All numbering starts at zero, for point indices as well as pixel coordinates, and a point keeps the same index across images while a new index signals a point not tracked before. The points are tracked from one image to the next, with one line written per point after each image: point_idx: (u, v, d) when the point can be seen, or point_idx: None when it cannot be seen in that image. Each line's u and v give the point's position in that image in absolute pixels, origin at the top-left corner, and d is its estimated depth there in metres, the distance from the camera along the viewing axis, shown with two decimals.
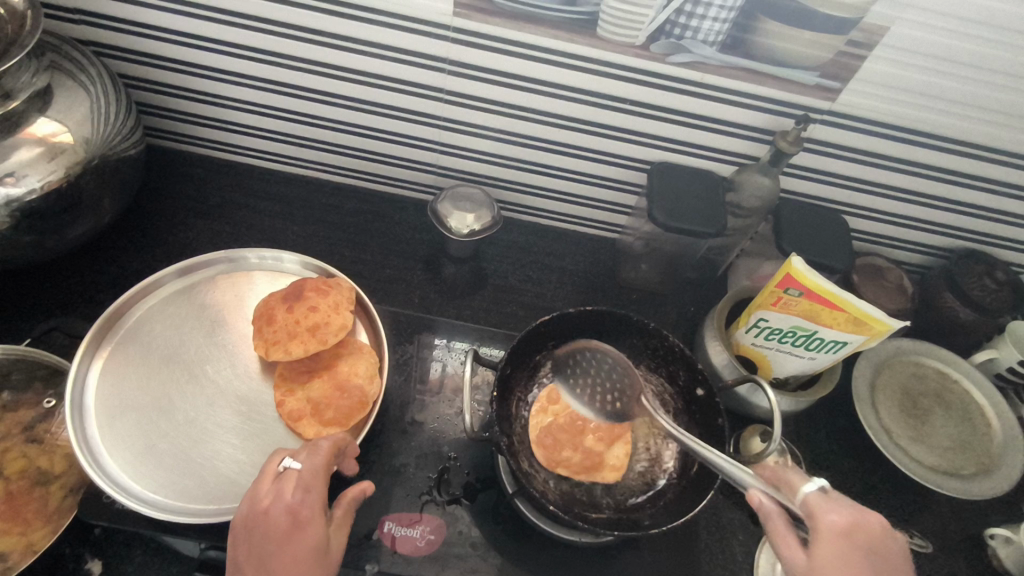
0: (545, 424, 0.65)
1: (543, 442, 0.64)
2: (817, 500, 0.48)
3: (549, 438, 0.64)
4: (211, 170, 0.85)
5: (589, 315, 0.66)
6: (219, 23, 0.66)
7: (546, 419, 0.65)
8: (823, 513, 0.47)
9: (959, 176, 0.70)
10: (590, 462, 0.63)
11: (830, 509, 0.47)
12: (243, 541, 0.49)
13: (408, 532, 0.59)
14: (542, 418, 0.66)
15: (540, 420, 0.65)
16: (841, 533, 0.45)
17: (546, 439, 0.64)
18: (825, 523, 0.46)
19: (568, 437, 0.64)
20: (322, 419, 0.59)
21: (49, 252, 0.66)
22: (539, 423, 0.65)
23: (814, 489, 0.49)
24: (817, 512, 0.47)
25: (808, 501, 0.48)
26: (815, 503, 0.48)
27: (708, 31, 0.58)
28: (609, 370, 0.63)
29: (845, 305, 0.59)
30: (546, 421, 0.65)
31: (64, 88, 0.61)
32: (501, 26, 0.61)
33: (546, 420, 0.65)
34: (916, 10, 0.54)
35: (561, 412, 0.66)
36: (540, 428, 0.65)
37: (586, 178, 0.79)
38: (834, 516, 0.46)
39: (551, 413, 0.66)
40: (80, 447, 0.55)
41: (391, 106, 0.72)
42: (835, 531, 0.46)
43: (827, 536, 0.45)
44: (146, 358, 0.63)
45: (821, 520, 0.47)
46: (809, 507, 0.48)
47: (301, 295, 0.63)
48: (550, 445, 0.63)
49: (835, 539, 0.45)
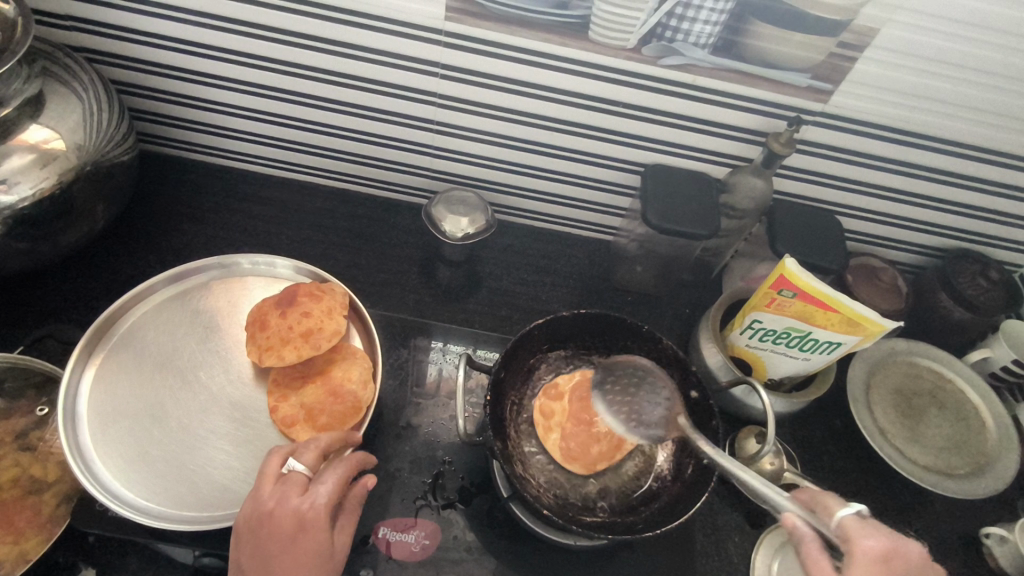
0: (561, 437, 0.64)
1: (570, 454, 0.63)
2: (854, 524, 0.46)
3: (574, 443, 0.63)
4: (204, 175, 0.85)
5: (569, 319, 0.67)
6: (211, 29, 0.66)
7: (559, 435, 0.64)
8: (858, 536, 0.45)
9: (951, 176, 0.70)
10: (615, 439, 0.64)
11: (867, 534, 0.45)
12: (248, 541, 0.49)
13: (403, 537, 0.59)
14: (552, 434, 0.64)
15: (553, 436, 0.64)
16: (876, 559, 0.44)
17: (568, 447, 0.63)
18: (861, 548, 0.45)
19: (584, 434, 0.64)
20: (315, 425, 0.59)
21: (42, 259, 0.66)
22: (555, 439, 0.64)
23: (851, 513, 0.47)
24: (854, 536, 0.46)
25: (844, 525, 0.46)
26: (852, 527, 0.46)
27: (700, 33, 0.59)
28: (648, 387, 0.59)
29: (838, 305, 0.59)
30: (557, 432, 0.64)
31: (56, 95, 0.61)
32: (491, 30, 0.61)
33: (556, 432, 0.64)
34: (906, 12, 0.54)
35: (561, 421, 0.65)
36: (560, 443, 0.64)
37: (580, 181, 0.79)
38: (870, 541, 0.45)
39: (553, 423, 0.65)
40: (72, 455, 0.55)
41: (384, 110, 0.72)
42: (872, 556, 0.44)
43: (863, 561, 0.44)
44: (139, 364, 0.63)
45: (857, 544, 0.45)
46: (845, 530, 0.46)
47: (294, 300, 0.63)
48: (578, 449, 0.63)
49: (872, 564, 0.43)
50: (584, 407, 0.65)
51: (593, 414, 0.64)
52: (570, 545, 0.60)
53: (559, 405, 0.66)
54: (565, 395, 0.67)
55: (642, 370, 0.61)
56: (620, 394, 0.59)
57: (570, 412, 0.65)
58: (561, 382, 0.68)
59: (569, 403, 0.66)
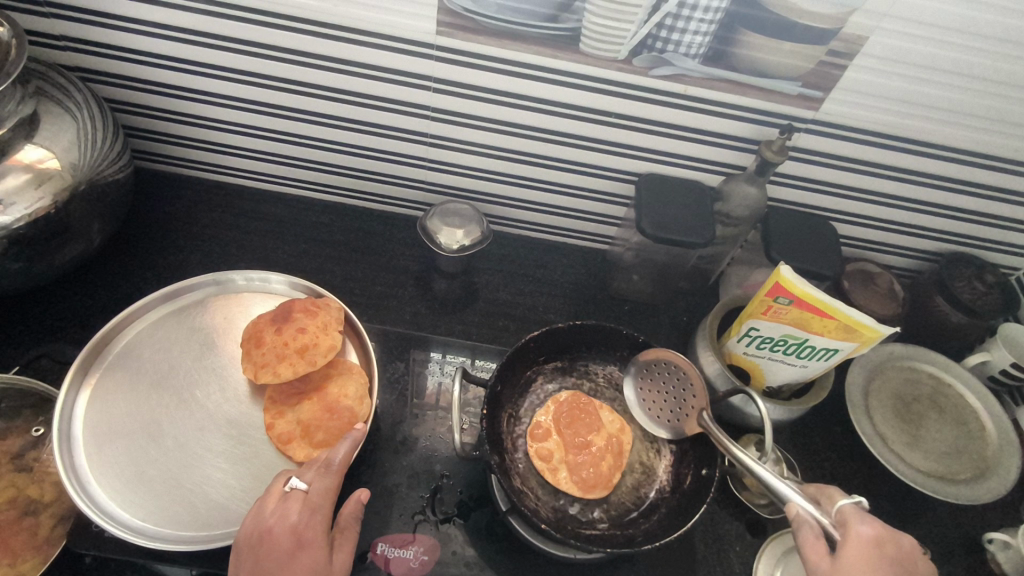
0: (571, 472, 0.62)
1: (589, 481, 0.62)
2: (851, 511, 0.48)
3: (587, 472, 0.63)
4: (200, 191, 0.85)
5: (519, 350, 0.66)
6: (202, 46, 0.66)
7: (569, 475, 0.62)
8: (855, 522, 0.47)
9: (944, 181, 0.70)
10: (614, 447, 0.65)
11: (864, 521, 0.47)
12: (246, 559, 0.49)
13: (402, 553, 0.59)
14: (561, 477, 0.62)
15: (562, 474, 0.62)
16: (869, 544, 0.45)
17: (583, 477, 0.62)
18: (856, 533, 0.46)
19: (590, 458, 0.63)
20: (312, 441, 0.59)
21: (38, 279, 0.66)
22: (566, 476, 0.62)
23: (850, 502, 0.49)
24: (850, 522, 0.47)
25: (843, 511, 0.48)
26: (850, 513, 0.48)
27: (690, 43, 0.59)
28: (681, 384, 0.64)
29: (833, 312, 0.59)
30: (565, 467, 0.63)
31: (50, 115, 0.61)
32: (483, 44, 0.61)
33: (562, 469, 0.63)
34: (894, 20, 0.55)
35: (563, 459, 0.64)
36: (572, 479, 0.62)
37: (576, 192, 0.79)
38: (865, 528, 0.46)
39: (556, 463, 0.63)
40: (68, 475, 0.55)
41: (377, 124, 0.73)
42: (867, 541, 0.45)
43: (857, 545, 0.45)
44: (135, 384, 0.63)
45: (852, 529, 0.46)
46: (843, 517, 0.48)
47: (290, 316, 0.63)
48: (593, 474, 0.62)
49: (866, 548, 0.45)
50: (574, 432, 0.65)
51: (586, 436, 0.65)
52: (569, 558, 0.60)
53: (554, 443, 0.65)
54: (552, 431, 0.66)
55: (679, 366, 0.64)
56: (655, 386, 0.66)
57: (563, 443, 0.65)
58: (543, 418, 0.66)
59: (561, 437, 0.65)
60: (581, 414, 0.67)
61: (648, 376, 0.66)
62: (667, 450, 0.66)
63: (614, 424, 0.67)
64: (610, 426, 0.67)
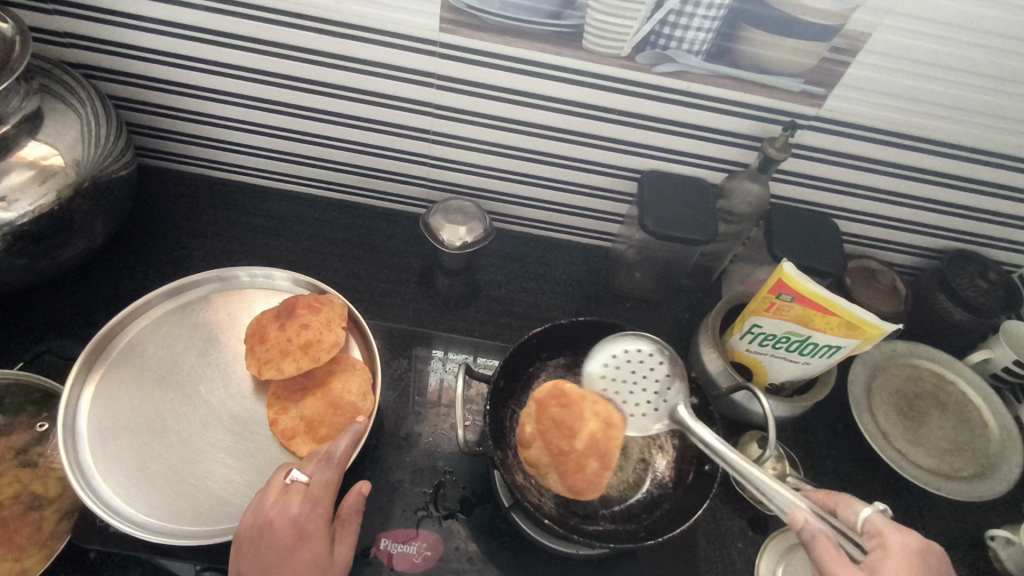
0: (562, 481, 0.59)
1: (578, 488, 0.58)
2: (877, 520, 0.49)
3: (576, 482, 0.58)
4: (203, 187, 0.85)
5: (521, 349, 0.67)
6: (206, 43, 0.66)
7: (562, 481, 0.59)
8: (888, 530, 0.48)
9: (947, 179, 0.70)
10: (600, 449, 0.59)
11: (896, 529, 0.48)
12: (247, 552, 0.49)
13: (405, 549, 0.59)
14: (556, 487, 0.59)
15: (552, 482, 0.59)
16: (909, 552, 0.47)
17: (572, 487, 0.58)
18: (892, 541, 0.47)
19: (575, 466, 0.58)
20: (316, 436, 0.60)
21: (42, 275, 0.66)
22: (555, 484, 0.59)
23: (875, 512, 0.50)
24: (883, 531, 0.48)
25: (872, 521, 0.49)
26: (881, 523, 0.49)
27: (693, 40, 0.59)
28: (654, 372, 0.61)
29: (836, 309, 0.59)
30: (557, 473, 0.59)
31: (55, 112, 0.61)
32: (486, 41, 0.61)
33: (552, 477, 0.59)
34: (897, 16, 0.55)
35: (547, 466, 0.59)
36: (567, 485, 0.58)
37: (578, 189, 0.79)
38: (899, 535, 0.48)
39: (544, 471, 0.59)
40: (73, 470, 0.55)
41: (381, 121, 0.73)
42: (906, 549, 0.47)
43: (898, 554, 0.46)
44: (140, 379, 0.63)
45: (887, 538, 0.48)
46: (873, 527, 0.49)
47: (293, 312, 0.63)
48: (582, 483, 0.58)
49: (909, 556, 0.46)
50: (557, 437, 0.59)
51: (568, 442, 0.58)
52: (571, 553, 0.60)
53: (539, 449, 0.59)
54: (537, 435, 0.60)
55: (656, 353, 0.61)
56: (623, 374, 0.62)
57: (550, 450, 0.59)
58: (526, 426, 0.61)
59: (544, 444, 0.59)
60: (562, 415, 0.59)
61: (616, 363, 0.62)
62: (669, 445, 0.65)
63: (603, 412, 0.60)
64: (593, 423, 0.59)
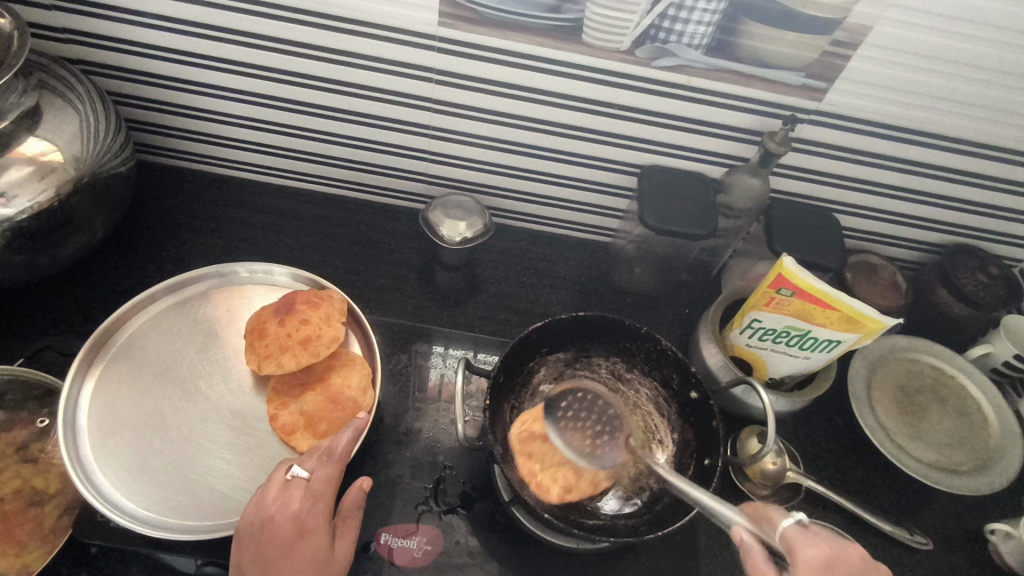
0: (559, 481, 0.59)
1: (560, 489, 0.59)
2: (795, 534, 0.46)
3: (554, 487, 0.58)
4: (202, 184, 0.85)
5: (520, 343, 0.66)
6: (206, 39, 0.66)
7: (565, 479, 0.59)
8: (801, 546, 0.45)
9: (948, 172, 0.70)
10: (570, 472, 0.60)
11: (808, 543, 0.45)
12: (247, 547, 0.49)
13: (406, 543, 0.59)
14: (548, 487, 0.59)
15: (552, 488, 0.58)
16: (819, 567, 0.43)
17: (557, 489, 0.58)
18: (801, 556, 0.44)
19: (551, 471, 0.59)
20: (316, 432, 0.60)
21: (41, 271, 0.66)
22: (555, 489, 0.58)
23: (793, 522, 0.47)
24: (796, 545, 0.45)
25: (786, 535, 0.47)
26: (793, 536, 0.46)
27: (693, 34, 0.59)
28: (600, 411, 0.65)
29: (837, 303, 0.59)
30: (565, 471, 0.60)
31: (52, 107, 0.61)
32: (484, 35, 0.61)
33: (551, 475, 0.59)
34: (898, 10, 0.54)
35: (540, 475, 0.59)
36: (560, 487, 0.59)
37: (577, 183, 0.79)
38: (812, 549, 0.44)
39: (543, 470, 0.59)
40: (74, 466, 0.55)
41: (380, 117, 0.73)
42: (814, 565, 0.44)
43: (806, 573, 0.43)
44: (139, 375, 0.63)
45: (798, 554, 0.45)
46: (787, 542, 0.46)
47: (292, 307, 0.63)
48: (560, 486, 0.59)
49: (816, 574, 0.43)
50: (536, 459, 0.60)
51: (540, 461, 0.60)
52: (572, 548, 0.60)
53: (548, 445, 0.61)
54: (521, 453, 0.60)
55: (587, 392, 0.67)
56: (574, 417, 0.64)
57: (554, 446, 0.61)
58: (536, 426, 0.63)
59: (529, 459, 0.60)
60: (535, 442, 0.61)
61: (565, 411, 0.64)
62: (670, 441, 0.65)
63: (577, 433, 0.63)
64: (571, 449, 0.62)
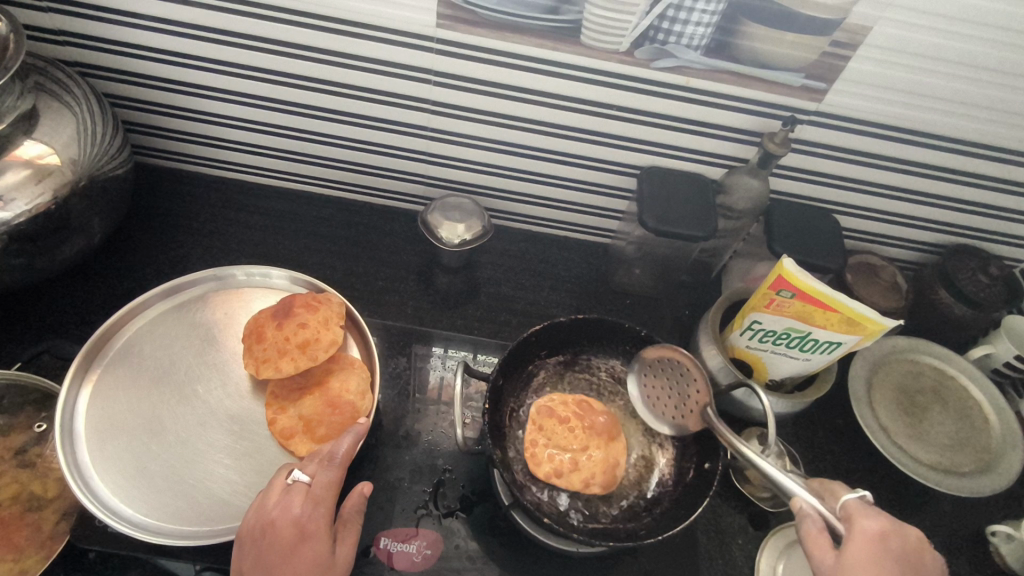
0: (553, 462, 0.61)
1: (552, 474, 0.61)
2: (856, 506, 0.48)
3: (548, 466, 0.61)
4: (201, 186, 0.85)
5: (519, 345, 0.66)
6: (203, 41, 0.66)
7: (565, 463, 0.61)
8: (860, 516, 0.47)
9: (949, 173, 0.70)
10: (570, 462, 0.62)
11: (867, 516, 0.47)
12: (250, 552, 0.49)
13: (405, 547, 0.59)
14: (542, 462, 0.62)
15: (545, 467, 0.61)
16: (873, 538, 0.45)
17: (552, 468, 0.61)
18: (860, 527, 0.46)
19: (551, 450, 0.62)
20: (315, 436, 0.60)
21: (39, 274, 0.66)
22: (547, 468, 0.61)
23: (855, 497, 0.49)
24: (855, 515, 0.47)
25: (847, 505, 0.48)
26: (854, 508, 0.48)
27: (692, 35, 0.58)
28: (683, 379, 0.62)
29: (837, 305, 0.58)
30: (565, 456, 0.62)
31: (49, 111, 0.61)
32: (483, 36, 0.61)
33: (548, 453, 0.62)
34: (898, 10, 0.54)
35: (539, 451, 0.62)
36: (551, 468, 0.61)
37: (577, 185, 0.79)
38: (870, 522, 0.46)
39: (544, 447, 0.62)
40: (71, 472, 0.55)
41: (379, 119, 0.72)
42: (871, 536, 0.45)
43: (861, 540, 0.45)
44: (136, 379, 0.63)
45: (857, 524, 0.46)
46: (846, 510, 0.48)
47: (291, 311, 0.63)
48: (552, 467, 0.61)
49: (870, 543, 0.45)
50: (546, 437, 0.63)
51: (547, 439, 0.63)
52: (572, 552, 0.60)
53: (562, 429, 0.64)
54: (535, 427, 0.64)
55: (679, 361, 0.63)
56: (659, 382, 0.64)
57: (568, 431, 0.63)
58: (598, 410, 0.66)
59: (540, 432, 0.64)
60: (554, 424, 0.64)
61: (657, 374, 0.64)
62: (668, 443, 0.65)
63: (607, 428, 0.64)
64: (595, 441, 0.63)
